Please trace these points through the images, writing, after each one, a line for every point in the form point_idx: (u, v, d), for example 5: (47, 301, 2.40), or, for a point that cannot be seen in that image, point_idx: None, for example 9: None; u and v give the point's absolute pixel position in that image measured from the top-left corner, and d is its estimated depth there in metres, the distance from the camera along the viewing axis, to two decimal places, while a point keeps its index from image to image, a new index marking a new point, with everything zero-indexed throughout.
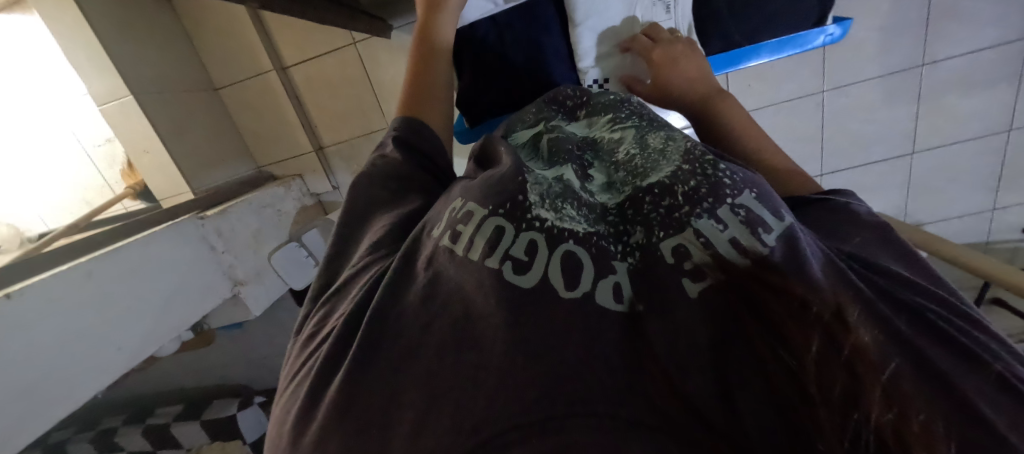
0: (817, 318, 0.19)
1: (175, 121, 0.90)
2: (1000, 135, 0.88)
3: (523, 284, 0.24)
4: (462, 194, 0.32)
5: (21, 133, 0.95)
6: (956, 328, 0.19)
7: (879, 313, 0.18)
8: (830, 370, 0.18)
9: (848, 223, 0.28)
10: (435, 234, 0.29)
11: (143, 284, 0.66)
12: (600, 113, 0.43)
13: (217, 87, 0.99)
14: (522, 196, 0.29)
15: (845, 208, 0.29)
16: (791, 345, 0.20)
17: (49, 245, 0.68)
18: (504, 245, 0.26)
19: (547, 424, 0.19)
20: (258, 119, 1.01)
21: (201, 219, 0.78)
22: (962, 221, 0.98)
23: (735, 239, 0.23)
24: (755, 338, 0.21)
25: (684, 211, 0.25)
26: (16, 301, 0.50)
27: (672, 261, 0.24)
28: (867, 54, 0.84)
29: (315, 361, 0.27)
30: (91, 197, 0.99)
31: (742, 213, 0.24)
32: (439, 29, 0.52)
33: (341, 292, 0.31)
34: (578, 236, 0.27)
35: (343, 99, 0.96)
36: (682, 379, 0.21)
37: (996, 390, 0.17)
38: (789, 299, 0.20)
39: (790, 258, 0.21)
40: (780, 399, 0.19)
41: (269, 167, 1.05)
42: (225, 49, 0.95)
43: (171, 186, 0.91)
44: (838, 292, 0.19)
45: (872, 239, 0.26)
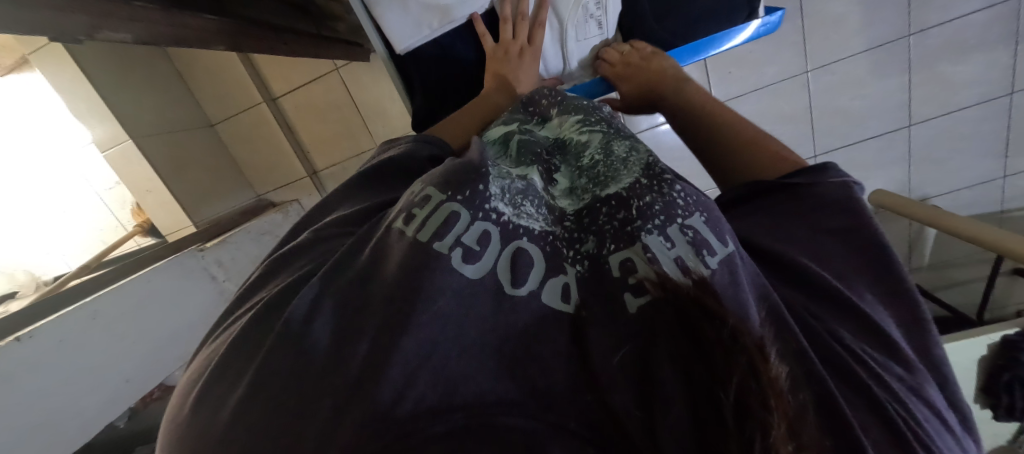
0: (745, 346, 0.18)
1: (174, 159, 0.94)
2: (1002, 99, 0.84)
3: (472, 274, 0.26)
4: (422, 179, 0.32)
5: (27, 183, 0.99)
6: (859, 370, 0.22)
7: (794, 354, 0.21)
8: (749, 403, 0.15)
9: (800, 237, 0.28)
10: (391, 218, 0.29)
11: (148, 318, 0.70)
12: (573, 116, 0.41)
13: (213, 123, 1.04)
14: (482, 186, 0.30)
15: (817, 197, 0.30)
16: (716, 369, 0.17)
17: (62, 287, 0.72)
18: (457, 231, 0.27)
19: (477, 416, 0.20)
20: (254, 150, 1.05)
21: (201, 250, 0.82)
22: (971, 192, 0.94)
23: (680, 258, 0.25)
24: (683, 359, 0.19)
25: (636, 224, 0.27)
26: (27, 343, 0.53)
27: (618, 274, 0.25)
28: (850, 29, 0.81)
29: (238, 324, 0.28)
30: (109, 237, 1.05)
31: (690, 234, 0.26)
32: (487, 98, 0.50)
33: (262, 278, 0.31)
34: (533, 233, 0.29)
35: (331, 123, 0.99)
36: (611, 392, 0.22)
37: (872, 423, 0.20)
38: (720, 325, 0.18)
39: (726, 281, 0.23)
40: (702, 417, 0.18)
41: (268, 194, 1.10)
42: (219, 88, 1.01)
43: (175, 222, 0.95)
44: (764, 331, 0.21)
45: (816, 259, 0.27)
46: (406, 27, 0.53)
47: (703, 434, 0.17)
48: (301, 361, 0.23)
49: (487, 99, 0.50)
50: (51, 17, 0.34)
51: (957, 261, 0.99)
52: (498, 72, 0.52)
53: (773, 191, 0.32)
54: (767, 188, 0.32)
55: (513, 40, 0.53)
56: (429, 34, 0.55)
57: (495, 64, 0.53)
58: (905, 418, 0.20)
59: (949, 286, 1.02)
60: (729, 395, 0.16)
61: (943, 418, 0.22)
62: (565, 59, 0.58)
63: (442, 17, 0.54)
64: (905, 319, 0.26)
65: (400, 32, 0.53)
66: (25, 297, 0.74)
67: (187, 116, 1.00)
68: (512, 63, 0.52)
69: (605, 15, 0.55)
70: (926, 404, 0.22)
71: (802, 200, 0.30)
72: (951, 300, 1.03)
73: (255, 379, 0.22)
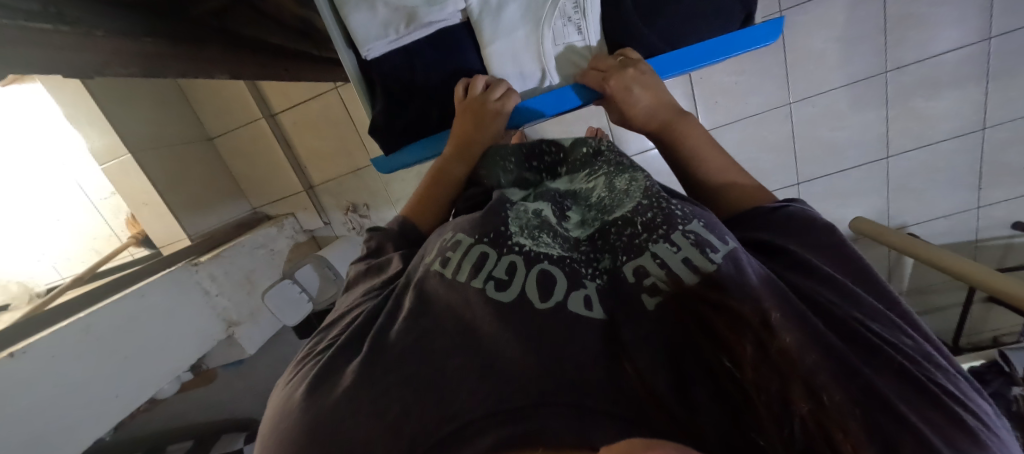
0: (751, 325, 0.26)
1: (170, 173, 0.95)
2: (974, 134, 0.88)
3: (504, 299, 0.32)
4: (453, 227, 0.39)
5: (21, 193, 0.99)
6: (877, 340, 0.25)
7: (802, 323, 0.25)
8: (762, 368, 0.25)
9: (792, 232, 0.34)
10: (428, 261, 0.37)
11: (141, 333, 0.71)
12: (578, 169, 0.46)
13: (211, 137, 1.06)
14: (504, 227, 0.36)
15: (800, 214, 0.36)
16: (732, 350, 0.26)
17: (54, 301, 0.73)
18: (488, 268, 0.33)
19: (531, 409, 0.26)
20: (252, 165, 1.07)
21: (195, 265, 0.83)
22: (947, 221, 0.97)
23: (687, 259, 0.30)
24: (704, 347, 0.28)
25: (644, 237, 0.33)
26: (19, 360, 0.55)
27: (634, 279, 0.32)
28: (830, 64, 0.85)
29: (314, 363, 0.34)
30: (102, 246, 1.05)
31: (692, 237, 0.31)
32: (449, 170, 0.54)
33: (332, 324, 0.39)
34: (553, 258, 0.34)
35: (328, 139, 1.02)
36: (652, 380, 0.27)
37: (892, 376, 0.23)
38: (730, 314, 0.27)
39: (732, 274, 0.28)
40: (727, 399, 0.26)
41: (264, 208, 1.11)
42: (217, 102, 1.03)
43: (169, 235, 0.96)
44: (770, 304, 0.26)
45: (816, 254, 0.32)
46: (372, 28, 0.52)
47: (728, 404, 0.26)
48: (375, 382, 0.29)
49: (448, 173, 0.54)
50: (62, 55, 0.36)
51: (935, 287, 1.02)
52: (463, 137, 0.53)
53: (762, 213, 0.37)
54: (750, 212, 0.38)
55: (478, 100, 0.51)
56: (392, 40, 0.53)
57: (459, 129, 0.53)
58: (918, 372, 0.23)
59: (928, 310, 1.04)
60: (744, 368, 0.26)
61: (958, 380, 0.25)
62: (542, 65, 0.54)
63: (410, 21, 0.52)
64: (896, 305, 0.30)
65: (359, 30, 0.52)
66: (18, 309, 0.75)
67: (187, 130, 1.01)
68: (474, 124, 0.51)
69: (586, 19, 0.52)
70: (938, 369, 0.25)
71: (790, 214, 0.36)
72: (930, 325, 1.05)
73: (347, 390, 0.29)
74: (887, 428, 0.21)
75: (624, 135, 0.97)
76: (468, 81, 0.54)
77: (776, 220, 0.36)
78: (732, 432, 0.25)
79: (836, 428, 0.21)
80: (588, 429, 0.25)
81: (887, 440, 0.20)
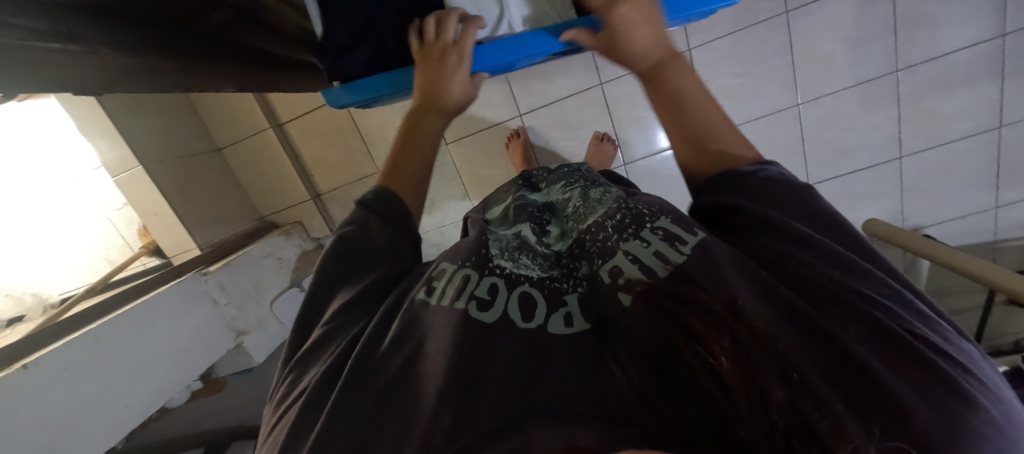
0: (719, 317, 0.27)
1: (180, 184, 0.96)
2: (990, 132, 0.86)
3: (488, 319, 0.33)
4: (439, 257, 0.42)
5: (27, 208, 0.99)
6: (863, 306, 0.25)
7: (779, 304, 0.27)
8: (738, 355, 0.26)
9: (771, 185, 0.32)
10: (414, 291, 0.38)
11: (151, 342, 0.72)
12: (555, 184, 0.55)
13: (220, 147, 1.08)
14: (485, 250, 0.40)
15: (765, 169, 0.33)
16: (704, 340, 0.27)
17: (68, 311, 0.74)
18: (470, 288, 0.36)
19: (511, 429, 0.27)
20: (260, 174, 1.08)
21: (203, 275, 0.84)
22: (962, 221, 0.94)
23: (658, 252, 0.32)
24: (680, 338, 0.28)
25: (615, 238, 0.36)
26: (33, 371, 0.56)
27: (609, 280, 0.34)
28: (839, 65, 0.84)
29: (286, 421, 0.32)
30: (114, 257, 1.06)
31: (661, 233, 0.33)
32: (424, 125, 0.48)
33: (320, 346, 0.36)
34: (534, 279, 0.37)
35: (334, 148, 1.03)
36: (632, 377, 0.29)
37: (868, 337, 0.25)
38: (699, 307, 0.28)
39: (699, 265, 0.29)
40: (711, 401, 0.26)
41: (272, 216, 1.13)
42: (225, 113, 1.04)
43: (179, 245, 0.97)
44: (739, 291, 0.27)
45: (792, 201, 0.31)
46: None
47: (710, 401, 0.26)
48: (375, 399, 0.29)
49: (416, 131, 0.47)
50: (68, 76, 0.37)
51: (951, 289, 0.99)
52: (425, 89, 0.48)
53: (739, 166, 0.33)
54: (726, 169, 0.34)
55: (436, 47, 0.48)
56: None
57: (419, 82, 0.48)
58: (896, 325, 0.24)
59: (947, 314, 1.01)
60: (718, 358, 0.26)
61: (943, 329, 0.26)
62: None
63: None
64: (873, 258, 0.29)
65: None
66: (33, 320, 0.76)
67: (196, 141, 1.03)
68: (432, 77, 0.47)
69: None
70: (927, 322, 0.26)
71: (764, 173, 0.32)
72: None
73: (334, 409, 0.29)
74: (863, 397, 0.23)
75: (630, 139, 0.96)
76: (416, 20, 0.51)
77: (747, 172, 0.32)
78: (713, 427, 0.26)
79: (810, 406, 0.23)
80: (575, 430, 0.26)
81: (865, 409, 0.23)
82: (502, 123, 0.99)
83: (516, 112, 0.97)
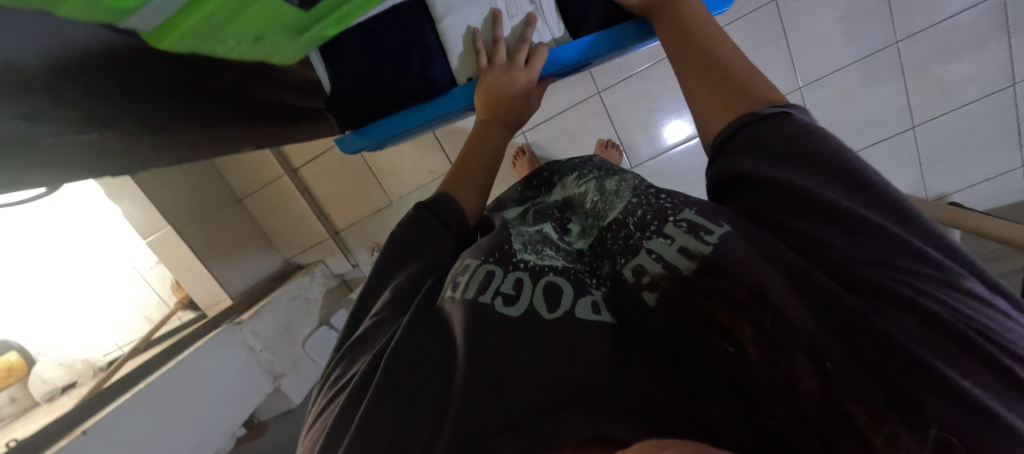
0: (747, 310, 0.27)
1: (207, 238, 0.99)
2: (1005, 90, 0.83)
3: (512, 314, 0.33)
4: (464, 253, 0.40)
5: (65, 279, 1.02)
6: (913, 294, 0.23)
7: (808, 292, 0.26)
8: (761, 346, 0.26)
9: (805, 143, 0.28)
10: (446, 288, 0.37)
11: (195, 395, 0.75)
12: (569, 173, 0.53)
13: (240, 198, 1.12)
14: (508, 245, 0.38)
15: (799, 124, 0.28)
16: (732, 334, 0.27)
17: (116, 373, 0.77)
18: (495, 285, 0.35)
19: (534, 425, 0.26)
20: (280, 219, 1.12)
21: (239, 324, 0.86)
22: (990, 185, 0.91)
23: (684, 247, 0.31)
24: (706, 334, 0.29)
25: (637, 235, 0.35)
26: (91, 435, 0.59)
27: (633, 278, 0.33)
28: (836, 44, 0.84)
29: (330, 414, 0.33)
30: (152, 313, 1.12)
31: (685, 225, 0.32)
32: (490, 137, 0.54)
33: (361, 345, 0.37)
34: (558, 269, 0.36)
35: (347, 185, 1.06)
36: (663, 375, 0.29)
37: (919, 327, 0.23)
38: (725, 299, 0.28)
39: (723, 257, 0.29)
40: (739, 385, 0.27)
41: (296, 257, 1.16)
42: (243, 165, 1.08)
43: (212, 296, 1.01)
44: (770, 279, 0.27)
45: (835, 165, 0.27)
46: None
47: (739, 388, 0.27)
48: None
49: (485, 141, 0.54)
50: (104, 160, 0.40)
51: None
52: (495, 104, 0.52)
53: (761, 119, 0.29)
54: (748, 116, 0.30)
55: (505, 69, 0.52)
56: None
57: (488, 97, 0.53)
58: (950, 314, 0.23)
59: None
60: (747, 351, 0.27)
61: (997, 308, 0.24)
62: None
63: None
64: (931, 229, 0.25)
65: None
66: (83, 385, 0.80)
67: (218, 195, 1.07)
68: (503, 92, 0.52)
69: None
70: (985, 302, 0.24)
71: (784, 122, 0.29)
72: None
73: None
74: (902, 385, 0.22)
75: (636, 142, 0.97)
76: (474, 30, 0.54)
77: (773, 132, 0.28)
78: (744, 416, 0.26)
79: (842, 394, 0.23)
80: (603, 422, 0.25)
81: (910, 403, 0.22)
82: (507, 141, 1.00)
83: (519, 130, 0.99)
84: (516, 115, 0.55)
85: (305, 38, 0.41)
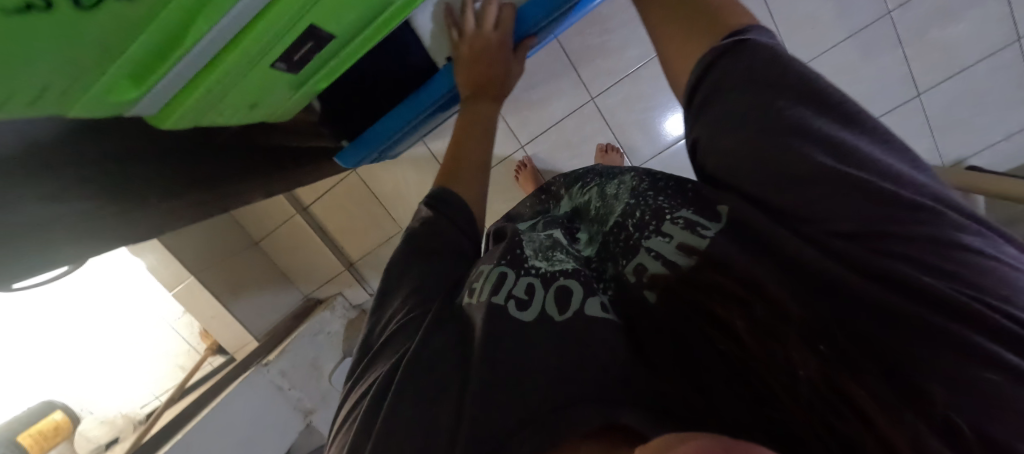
0: (742, 299, 0.26)
1: (229, 283, 1.02)
2: (1010, 47, 0.81)
3: (523, 318, 0.32)
4: (483, 258, 0.39)
5: (99, 339, 1.05)
6: (903, 267, 0.21)
7: (795, 272, 0.25)
8: (759, 335, 0.25)
9: (776, 84, 0.24)
10: (470, 289, 0.36)
11: (226, 440, 0.78)
12: (574, 183, 0.50)
13: (257, 240, 1.14)
14: (519, 250, 0.37)
15: (768, 53, 0.25)
16: (732, 326, 0.27)
17: (153, 426, 0.80)
18: (507, 288, 0.33)
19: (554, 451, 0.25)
20: (296, 257, 1.15)
21: (266, 366, 0.89)
22: (1009, 144, 0.88)
23: (682, 242, 0.30)
24: (706, 329, 0.28)
25: (636, 235, 0.34)
26: None
27: (634, 278, 0.33)
28: (826, 22, 0.83)
29: (355, 415, 0.32)
30: (183, 362, 1.14)
31: (681, 221, 0.31)
32: (480, 110, 0.52)
33: (377, 353, 0.35)
34: (569, 272, 0.34)
35: (357, 217, 1.09)
36: (669, 374, 0.29)
37: (916, 303, 0.20)
38: (722, 291, 0.27)
39: (721, 248, 0.28)
40: (752, 382, 0.26)
41: (315, 293, 1.19)
42: (257, 208, 1.10)
43: (238, 339, 1.05)
44: (756, 268, 0.26)
45: (804, 111, 0.23)
46: None
47: (750, 384, 0.26)
48: None
49: (477, 115, 0.51)
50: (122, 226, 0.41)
51: None
52: (480, 77, 0.52)
53: (724, 52, 0.26)
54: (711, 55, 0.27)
55: (481, 35, 0.52)
56: None
57: (472, 69, 0.53)
58: (955, 286, 0.20)
59: None
60: (747, 342, 0.26)
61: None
62: None
63: None
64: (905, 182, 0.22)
65: None
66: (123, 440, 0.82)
67: (237, 240, 1.09)
68: (486, 62, 0.52)
69: None
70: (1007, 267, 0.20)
71: (752, 48, 0.25)
72: None
73: None
74: (903, 367, 0.21)
75: (634, 142, 0.97)
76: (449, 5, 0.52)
77: (727, 85, 0.25)
78: (751, 412, 0.25)
79: (845, 381, 0.22)
80: (608, 410, 0.25)
81: (912, 385, 0.20)
82: (507, 157, 1.01)
83: (518, 144, 1.00)
84: (501, 84, 0.54)
85: (301, 93, 0.43)
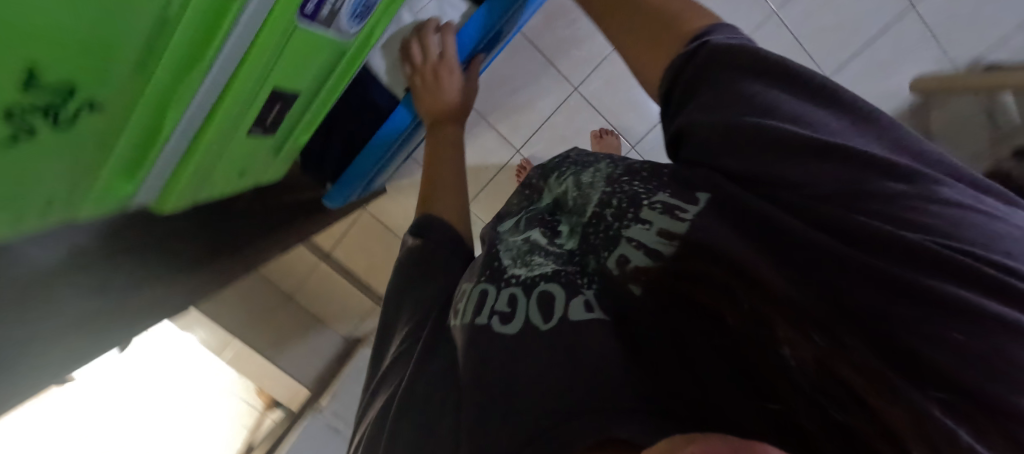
0: (728, 285, 0.25)
1: (274, 341, 1.05)
2: None
3: (510, 331, 0.31)
4: (467, 275, 0.38)
5: None
6: (881, 226, 0.20)
7: (775, 250, 0.24)
8: (749, 321, 0.24)
9: (732, 78, 0.27)
10: (456, 312, 0.35)
11: None
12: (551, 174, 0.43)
13: (290, 293, 1.17)
14: (496, 262, 0.36)
15: (733, 49, 0.27)
16: (720, 315, 0.26)
17: None
18: (489, 304, 0.33)
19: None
20: (328, 302, 1.19)
21: (319, 412, 0.95)
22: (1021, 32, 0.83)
23: (662, 229, 0.28)
24: (697, 323, 0.27)
25: (616, 225, 0.31)
26: None
27: (619, 270, 0.30)
28: None
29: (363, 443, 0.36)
30: (246, 421, 1.18)
31: (659, 206, 0.29)
32: (449, 132, 0.53)
33: (395, 389, 0.36)
34: (548, 275, 0.33)
35: (377, 252, 1.12)
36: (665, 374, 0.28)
37: (902, 261, 0.20)
38: (710, 280, 0.26)
39: (704, 231, 0.26)
40: (748, 372, 0.24)
41: (352, 332, 1.23)
42: (287, 262, 1.14)
43: (290, 390, 1.10)
44: (738, 250, 0.25)
45: (771, 88, 0.25)
46: None
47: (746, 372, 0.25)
48: None
49: (445, 138, 0.53)
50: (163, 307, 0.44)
51: None
52: (439, 100, 0.53)
53: (688, 58, 0.29)
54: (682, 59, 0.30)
55: (431, 63, 0.54)
56: None
57: (429, 96, 0.54)
58: (929, 239, 0.20)
59: None
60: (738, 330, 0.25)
61: (1004, 226, 0.20)
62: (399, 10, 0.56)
63: None
64: (913, 149, 0.23)
65: None
66: None
67: (272, 298, 1.11)
68: (441, 87, 0.53)
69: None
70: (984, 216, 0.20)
71: (714, 49, 0.28)
72: None
73: None
74: (898, 339, 0.19)
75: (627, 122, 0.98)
76: (405, 44, 0.55)
77: (704, 73, 0.28)
78: (748, 404, 0.24)
79: (839, 362, 0.20)
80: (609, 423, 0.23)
81: (907, 356, 0.19)
82: (505, 164, 1.02)
83: (514, 149, 1.00)
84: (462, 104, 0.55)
85: (281, 153, 0.45)
